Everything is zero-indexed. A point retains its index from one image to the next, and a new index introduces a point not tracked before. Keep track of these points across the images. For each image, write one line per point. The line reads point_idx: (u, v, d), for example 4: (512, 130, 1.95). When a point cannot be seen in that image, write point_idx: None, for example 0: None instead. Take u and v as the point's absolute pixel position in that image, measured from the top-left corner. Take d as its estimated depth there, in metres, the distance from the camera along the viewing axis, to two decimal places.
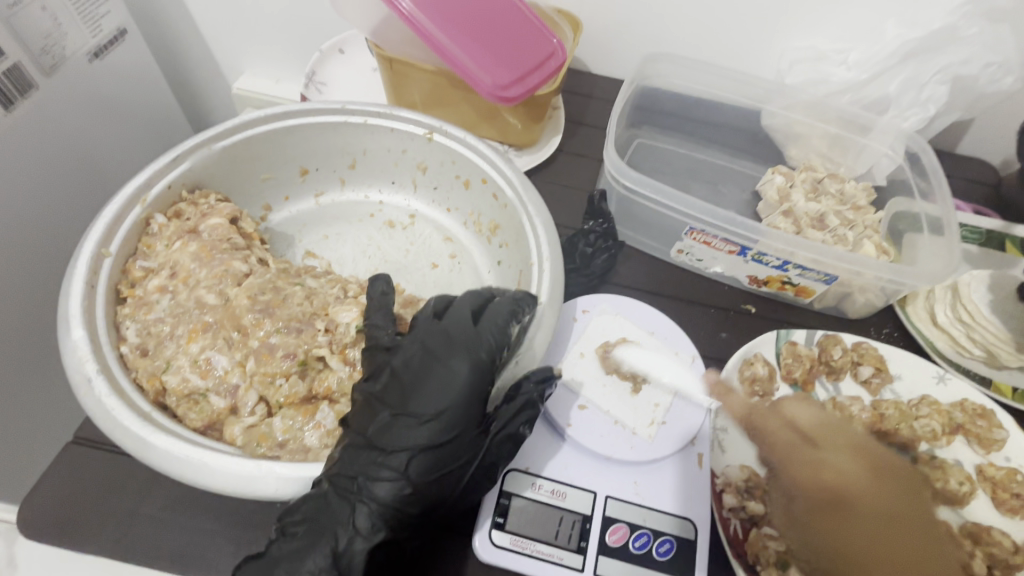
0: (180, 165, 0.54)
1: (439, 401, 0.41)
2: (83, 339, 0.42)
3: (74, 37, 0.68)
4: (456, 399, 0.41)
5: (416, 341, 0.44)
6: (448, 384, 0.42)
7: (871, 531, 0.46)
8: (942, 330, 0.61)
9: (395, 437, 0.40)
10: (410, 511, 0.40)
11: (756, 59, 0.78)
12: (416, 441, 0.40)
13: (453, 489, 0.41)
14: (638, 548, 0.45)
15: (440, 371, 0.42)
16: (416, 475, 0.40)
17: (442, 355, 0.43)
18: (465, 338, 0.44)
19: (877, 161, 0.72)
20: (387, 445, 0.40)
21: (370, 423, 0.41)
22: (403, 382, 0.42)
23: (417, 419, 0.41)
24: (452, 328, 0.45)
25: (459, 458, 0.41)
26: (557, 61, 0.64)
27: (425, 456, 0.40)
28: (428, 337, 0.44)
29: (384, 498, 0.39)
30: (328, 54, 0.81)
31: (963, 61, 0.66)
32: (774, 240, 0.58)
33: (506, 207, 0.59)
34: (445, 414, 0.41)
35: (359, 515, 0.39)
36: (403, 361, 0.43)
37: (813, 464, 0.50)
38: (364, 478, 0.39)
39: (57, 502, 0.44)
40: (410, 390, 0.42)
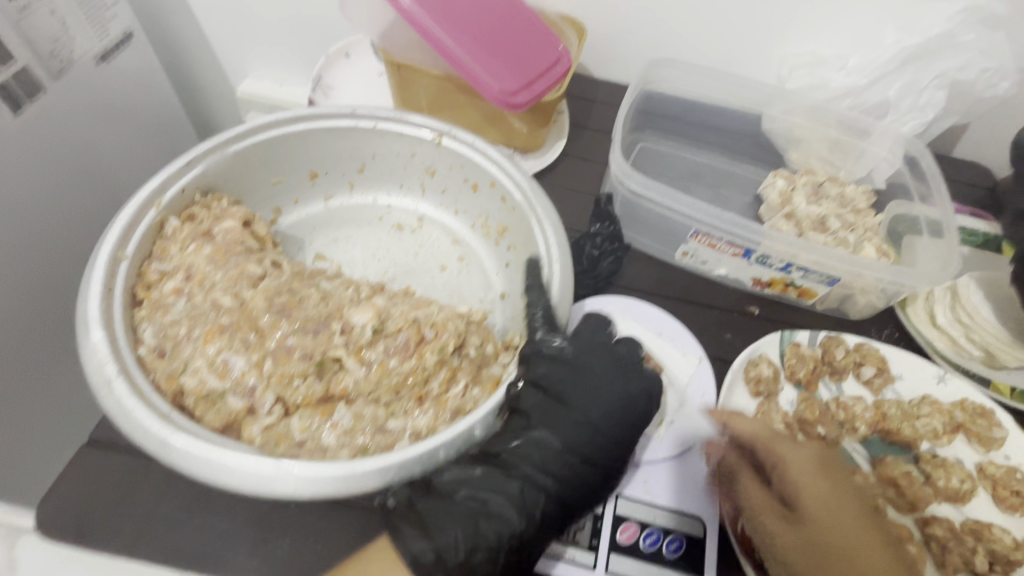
0: (193, 169, 0.55)
1: (614, 415, 0.48)
2: (102, 341, 0.43)
3: (81, 41, 0.69)
4: (631, 414, 0.49)
5: (590, 356, 0.51)
6: (622, 399, 0.49)
7: (833, 493, 0.46)
8: (942, 331, 0.63)
9: (575, 437, 0.48)
10: (563, 510, 0.45)
11: (757, 65, 0.79)
12: (585, 445, 0.47)
13: (594, 495, 0.47)
14: (649, 546, 0.46)
15: (615, 388, 0.49)
16: (581, 474, 0.46)
17: (618, 372, 0.50)
18: (636, 366, 0.52)
19: (877, 165, 0.74)
20: (562, 442, 0.47)
21: (543, 417, 0.48)
22: (580, 390, 0.49)
23: (586, 425, 0.48)
24: (622, 351, 0.52)
25: (614, 471, 0.47)
26: (563, 68, 0.65)
27: (589, 461, 0.47)
28: (606, 359, 0.51)
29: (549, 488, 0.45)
30: (334, 58, 0.82)
31: (961, 67, 0.67)
32: (779, 245, 0.59)
33: (514, 210, 0.60)
34: (615, 428, 0.48)
35: (528, 499, 0.45)
36: (580, 368, 0.50)
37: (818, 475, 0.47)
38: (543, 465, 0.46)
39: (73, 504, 0.44)
40: (585, 398, 0.49)
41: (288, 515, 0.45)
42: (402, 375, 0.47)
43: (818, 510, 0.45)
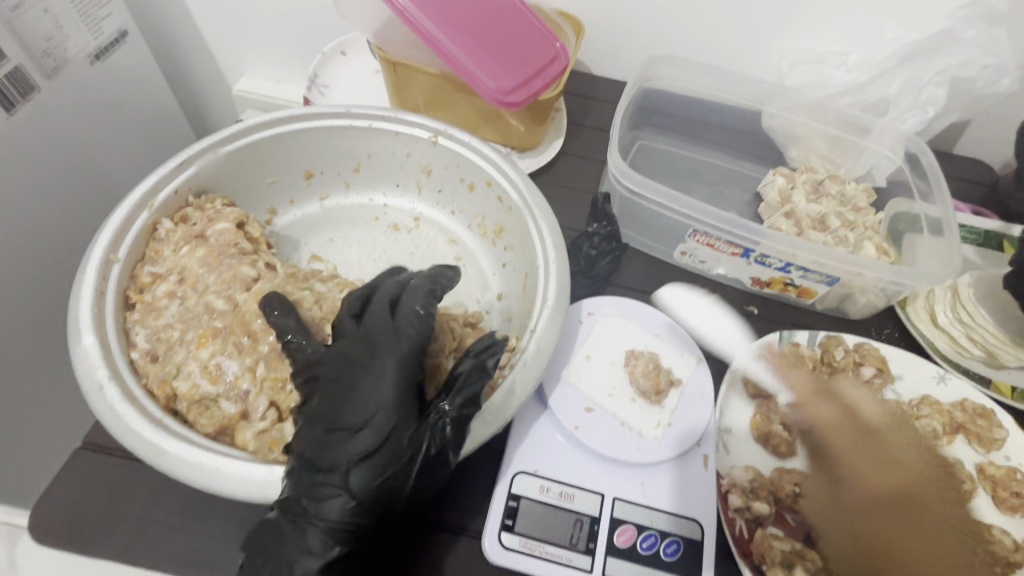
0: (186, 170, 0.54)
1: (368, 408, 0.41)
2: (93, 346, 0.42)
3: (75, 39, 0.68)
4: (387, 397, 0.41)
5: (335, 351, 0.44)
6: (376, 383, 0.42)
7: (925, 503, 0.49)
8: (943, 331, 0.62)
9: (330, 452, 0.40)
10: (363, 522, 0.40)
11: (756, 61, 0.79)
12: (350, 454, 0.40)
13: (381, 499, 0.40)
14: (646, 549, 0.46)
15: (365, 376, 0.42)
16: (358, 482, 0.40)
17: (365, 360, 0.43)
18: (376, 337, 0.44)
19: (877, 163, 0.73)
20: (330, 461, 0.40)
21: (299, 442, 0.41)
22: (334, 394, 0.42)
23: (350, 428, 0.41)
24: (373, 328, 0.44)
25: (398, 454, 0.41)
26: (560, 65, 0.65)
27: (365, 463, 0.40)
28: (348, 346, 0.44)
29: (335, 515, 0.39)
30: (330, 56, 0.81)
31: (962, 63, 0.66)
32: (725, 245, 0.61)
33: (511, 210, 0.60)
34: (374, 416, 0.41)
35: (310, 535, 0.39)
36: (326, 366, 0.43)
37: (878, 459, 0.51)
38: (307, 500, 0.39)
39: (67, 510, 0.44)
40: (341, 399, 0.42)
41: None
42: None
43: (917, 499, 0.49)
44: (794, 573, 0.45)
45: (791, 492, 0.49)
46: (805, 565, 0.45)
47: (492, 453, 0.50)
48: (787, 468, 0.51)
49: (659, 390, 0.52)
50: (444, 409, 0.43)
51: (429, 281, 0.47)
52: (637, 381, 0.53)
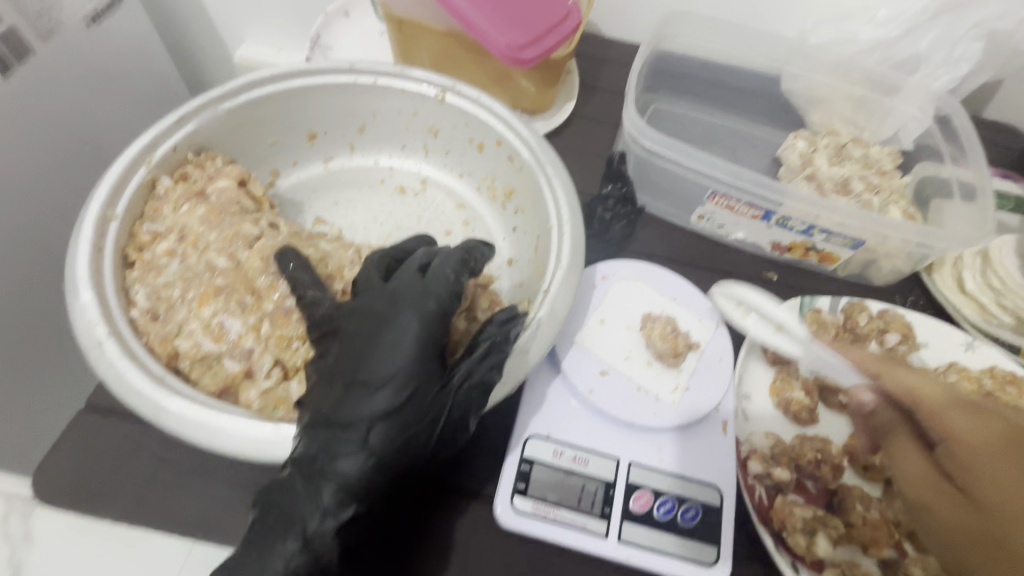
0: (185, 126, 0.52)
1: (389, 366, 0.39)
2: (92, 303, 0.41)
3: (71, 0, 0.66)
4: (409, 355, 0.39)
5: (358, 306, 0.41)
6: (397, 342, 0.39)
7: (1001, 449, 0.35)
8: (971, 298, 0.60)
9: (350, 408, 0.38)
10: (382, 482, 0.38)
11: (777, 19, 0.75)
12: (370, 414, 0.38)
13: (402, 459, 0.39)
14: (663, 515, 0.44)
15: (386, 333, 0.40)
16: (378, 442, 0.38)
17: (388, 316, 0.40)
18: (398, 293, 0.41)
19: (905, 125, 0.69)
20: (350, 419, 0.38)
21: (314, 399, 0.40)
22: (355, 349, 0.40)
23: (369, 388, 0.38)
24: (398, 287, 0.42)
25: (421, 414, 0.39)
26: (574, 21, 0.62)
27: (387, 423, 0.38)
28: (373, 302, 0.41)
29: (352, 474, 0.37)
30: (333, 17, 0.78)
31: (1000, 15, 0.63)
32: (744, 210, 0.59)
33: (522, 170, 0.57)
34: (397, 376, 0.38)
35: (324, 494, 0.37)
36: (348, 322, 0.41)
37: (973, 416, 0.37)
38: (324, 457, 0.37)
39: (70, 472, 0.43)
40: (361, 354, 0.39)
41: None
42: None
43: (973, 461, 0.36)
44: (816, 540, 0.43)
45: (813, 460, 0.47)
46: (827, 532, 0.44)
47: (503, 419, 0.49)
48: (809, 436, 0.50)
49: (677, 355, 0.51)
50: (472, 368, 0.42)
51: (461, 252, 0.45)
52: (654, 345, 0.51)
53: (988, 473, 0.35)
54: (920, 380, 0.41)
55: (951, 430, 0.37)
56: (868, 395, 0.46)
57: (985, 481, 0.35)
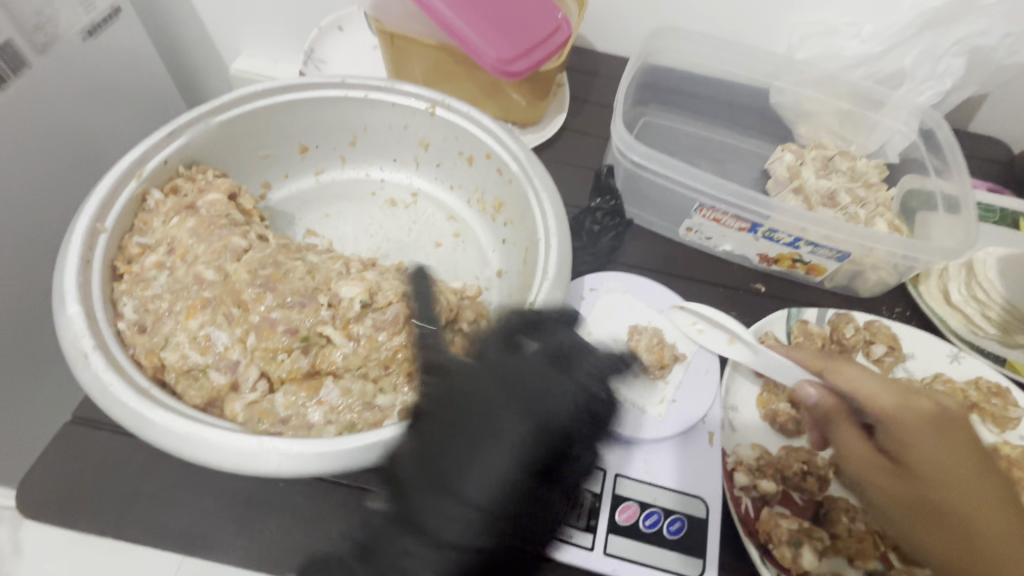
0: (177, 139, 0.53)
1: (493, 474, 0.39)
2: (79, 315, 0.41)
3: (67, 14, 0.66)
4: (512, 461, 0.39)
5: (510, 394, 0.41)
6: (500, 450, 0.39)
7: (934, 435, 0.42)
8: (956, 309, 0.60)
9: (445, 506, 0.38)
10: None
11: (764, 34, 0.76)
12: (467, 523, 0.38)
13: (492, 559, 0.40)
14: (648, 527, 0.45)
15: (505, 427, 0.40)
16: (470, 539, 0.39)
17: (495, 420, 0.40)
18: (539, 389, 0.41)
19: (890, 138, 0.71)
20: (442, 509, 0.38)
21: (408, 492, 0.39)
22: (455, 448, 0.39)
23: (471, 497, 0.38)
24: (528, 379, 0.42)
25: (514, 515, 0.39)
26: (563, 36, 0.63)
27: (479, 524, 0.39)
28: (485, 395, 0.41)
29: (437, 560, 0.38)
30: (326, 31, 0.79)
31: (980, 32, 0.64)
32: (731, 221, 0.59)
33: (510, 183, 0.58)
34: (500, 477, 0.39)
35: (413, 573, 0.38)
36: (457, 417, 0.40)
37: (907, 399, 0.44)
38: (417, 551, 0.38)
39: (55, 484, 0.43)
40: (467, 456, 0.39)
41: (276, 496, 0.44)
42: (391, 350, 0.44)
43: (917, 448, 0.42)
44: (801, 552, 0.43)
45: (799, 471, 0.47)
46: (813, 544, 0.44)
47: None
48: (796, 446, 0.49)
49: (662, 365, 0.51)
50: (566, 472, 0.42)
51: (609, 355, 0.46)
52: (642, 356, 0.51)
53: (922, 452, 0.42)
54: (865, 378, 0.46)
55: (891, 415, 0.44)
56: (811, 389, 0.48)
57: (920, 458, 0.42)
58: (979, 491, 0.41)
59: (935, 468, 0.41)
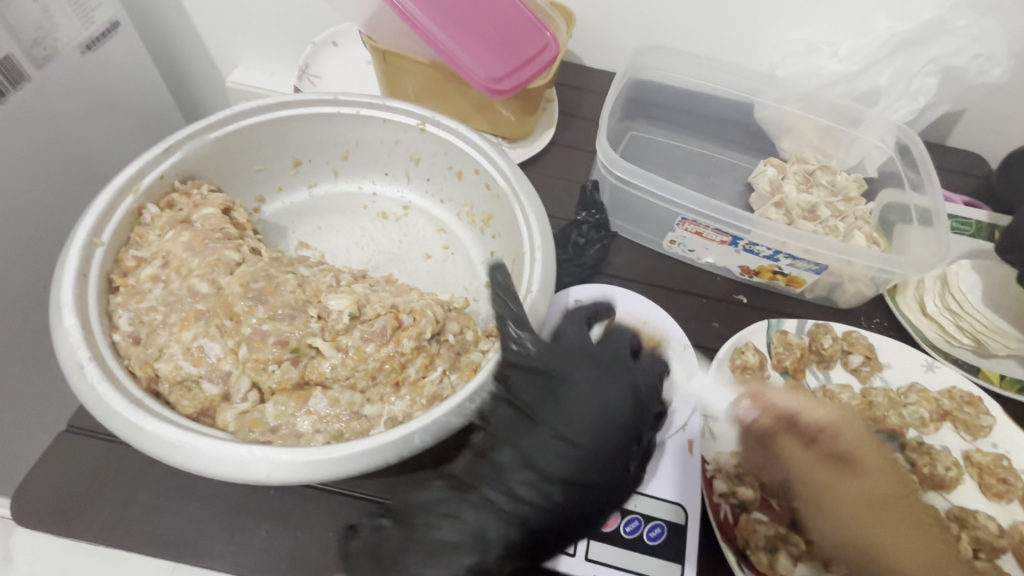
0: (173, 155, 0.54)
1: (586, 430, 0.44)
2: (75, 327, 0.42)
3: (66, 30, 0.68)
4: (604, 426, 0.44)
5: (601, 365, 0.47)
6: (600, 410, 0.45)
7: (869, 460, 0.48)
8: (932, 319, 0.62)
9: (541, 451, 0.43)
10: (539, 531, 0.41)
11: (747, 52, 0.79)
12: (553, 465, 0.43)
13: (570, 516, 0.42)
14: (629, 533, 0.46)
15: (605, 399, 0.45)
16: (559, 494, 0.42)
17: (594, 381, 0.46)
18: (629, 369, 0.47)
19: (868, 153, 0.73)
20: (535, 465, 0.43)
21: (506, 432, 0.45)
22: (553, 400, 0.45)
23: (557, 446, 0.43)
24: (609, 357, 0.48)
25: (603, 481, 0.43)
26: (551, 54, 0.65)
27: (570, 485, 0.42)
28: (579, 375, 0.46)
29: (528, 497, 0.42)
30: (321, 47, 0.81)
31: (951, 53, 0.66)
32: (711, 235, 0.61)
33: (499, 197, 0.59)
34: (594, 442, 0.43)
35: (499, 521, 0.41)
36: (561, 375, 0.46)
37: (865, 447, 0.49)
38: (506, 484, 0.42)
39: (48, 493, 0.44)
40: (561, 406, 0.45)
41: (267, 503, 0.45)
42: (379, 361, 0.46)
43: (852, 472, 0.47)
44: (777, 556, 0.45)
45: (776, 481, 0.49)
46: (789, 549, 0.46)
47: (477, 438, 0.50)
48: None
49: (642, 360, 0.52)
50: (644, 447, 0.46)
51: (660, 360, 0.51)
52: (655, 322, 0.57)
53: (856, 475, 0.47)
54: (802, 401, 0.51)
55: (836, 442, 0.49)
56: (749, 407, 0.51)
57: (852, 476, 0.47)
58: (898, 497, 0.47)
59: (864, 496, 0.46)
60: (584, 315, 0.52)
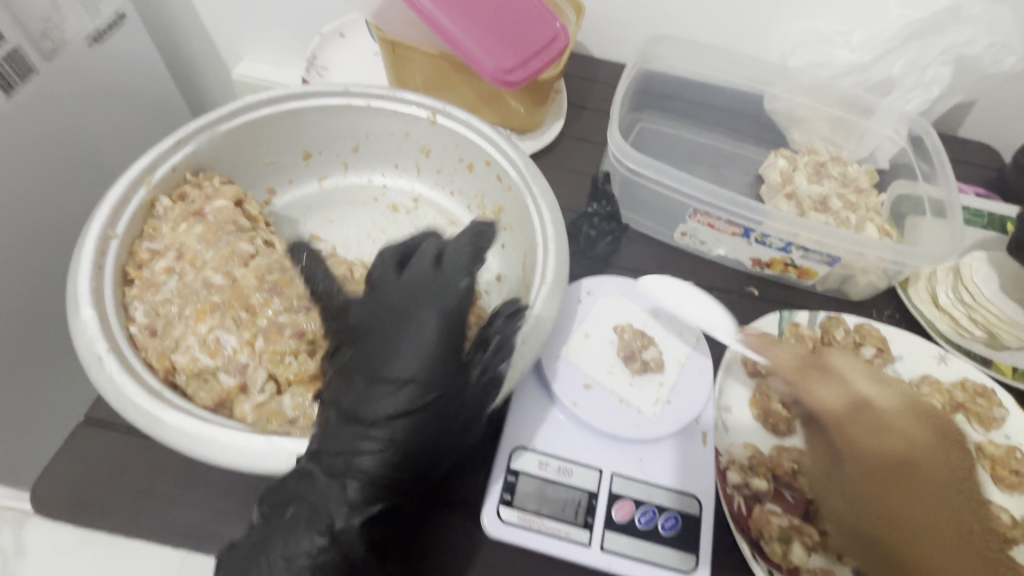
0: (185, 147, 0.54)
1: (410, 361, 0.40)
2: (92, 319, 0.42)
3: (74, 22, 0.67)
4: (428, 351, 0.40)
5: (410, 288, 0.43)
6: (417, 338, 0.41)
7: (896, 470, 0.47)
8: (944, 312, 0.62)
9: (371, 406, 0.40)
10: (404, 478, 0.40)
11: (757, 42, 0.78)
12: (384, 413, 0.40)
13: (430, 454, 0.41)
14: (644, 524, 0.46)
15: (409, 327, 0.41)
16: (401, 437, 0.40)
17: (408, 311, 0.42)
18: (430, 287, 0.42)
19: (880, 144, 0.72)
20: (366, 429, 0.40)
21: (333, 398, 0.42)
22: (372, 348, 0.42)
23: (383, 393, 0.40)
24: (418, 280, 0.43)
25: (445, 407, 0.41)
26: (561, 44, 0.64)
27: (406, 420, 0.40)
28: (385, 311, 0.43)
29: (376, 458, 0.39)
30: (328, 38, 0.80)
31: (964, 42, 0.66)
32: (724, 226, 0.61)
33: (510, 189, 0.59)
34: (419, 368, 0.40)
35: (350, 491, 0.39)
36: (372, 318, 0.43)
37: (884, 440, 0.49)
38: (348, 454, 0.40)
39: (67, 485, 0.45)
40: (382, 348, 0.41)
41: None
42: None
43: (876, 462, 0.48)
44: (791, 547, 0.45)
45: (789, 470, 0.49)
46: (802, 539, 0.46)
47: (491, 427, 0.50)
48: (786, 447, 0.51)
49: (643, 352, 0.53)
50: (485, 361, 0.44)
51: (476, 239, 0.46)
52: (626, 340, 0.54)
53: (885, 487, 0.46)
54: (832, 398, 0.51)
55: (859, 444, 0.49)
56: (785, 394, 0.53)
57: (883, 490, 0.46)
58: (942, 515, 0.45)
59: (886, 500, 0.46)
60: (400, 248, 0.46)
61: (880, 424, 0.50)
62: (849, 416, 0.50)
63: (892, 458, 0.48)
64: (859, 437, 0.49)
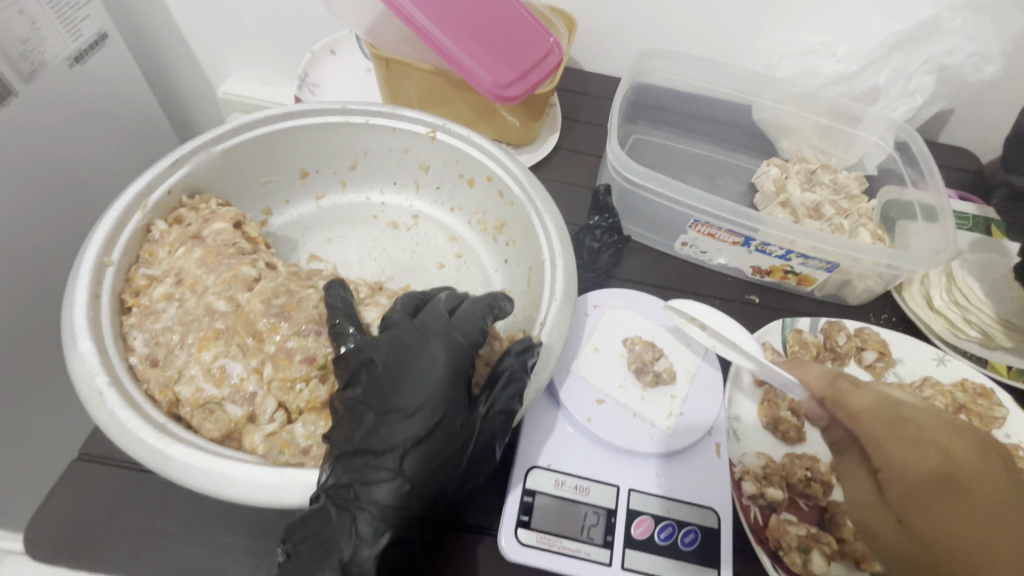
0: (179, 169, 0.53)
1: (420, 392, 0.40)
2: (90, 351, 0.41)
3: (54, 42, 0.66)
4: (439, 381, 0.40)
5: (420, 326, 0.43)
6: (427, 370, 0.40)
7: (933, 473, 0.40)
8: (940, 314, 0.63)
9: (383, 437, 0.39)
10: (416, 511, 0.38)
11: (745, 53, 0.80)
12: (396, 445, 0.38)
13: (441, 486, 0.39)
14: (663, 540, 0.45)
15: (419, 359, 0.41)
16: (414, 469, 0.38)
17: (417, 344, 0.41)
18: (439, 325, 0.43)
19: (868, 151, 0.74)
20: (377, 461, 0.38)
21: (340, 434, 0.40)
22: (380, 381, 0.40)
23: (393, 426, 0.39)
24: (428, 319, 0.43)
25: (456, 439, 0.40)
26: (555, 59, 0.65)
27: (418, 450, 0.39)
28: (391, 346, 0.41)
29: (388, 489, 0.38)
30: (319, 55, 0.80)
31: (947, 51, 0.67)
32: (725, 235, 0.61)
33: (513, 204, 0.59)
34: (429, 398, 0.40)
35: (360, 522, 0.37)
36: (378, 356, 0.41)
37: (914, 448, 0.41)
38: (361, 484, 0.38)
39: (63, 527, 0.42)
40: (391, 381, 0.40)
41: None
42: None
43: (908, 476, 0.41)
44: (811, 557, 0.45)
45: (803, 477, 0.49)
46: (821, 548, 0.45)
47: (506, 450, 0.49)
48: (798, 453, 0.51)
49: (654, 364, 0.53)
50: (498, 398, 0.43)
51: (486, 299, 0.46)
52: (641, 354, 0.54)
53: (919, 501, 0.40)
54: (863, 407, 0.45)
55: (893, 462, 0.42)
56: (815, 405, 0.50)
57: (915, 506, 0.40)
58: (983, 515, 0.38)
59: (931, 514, 0.39)
60: (413, 298, 0.46)
61: (914, 437, 0.42)
62: (890, 434, 0.43)
63: (937, 473, 0.40)
64: (894, 453, 0.42)
